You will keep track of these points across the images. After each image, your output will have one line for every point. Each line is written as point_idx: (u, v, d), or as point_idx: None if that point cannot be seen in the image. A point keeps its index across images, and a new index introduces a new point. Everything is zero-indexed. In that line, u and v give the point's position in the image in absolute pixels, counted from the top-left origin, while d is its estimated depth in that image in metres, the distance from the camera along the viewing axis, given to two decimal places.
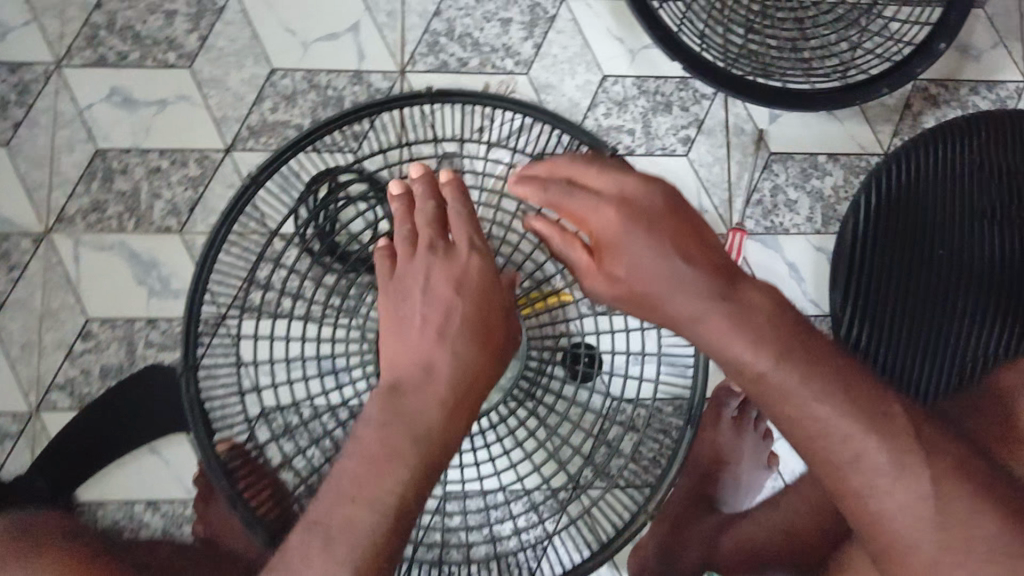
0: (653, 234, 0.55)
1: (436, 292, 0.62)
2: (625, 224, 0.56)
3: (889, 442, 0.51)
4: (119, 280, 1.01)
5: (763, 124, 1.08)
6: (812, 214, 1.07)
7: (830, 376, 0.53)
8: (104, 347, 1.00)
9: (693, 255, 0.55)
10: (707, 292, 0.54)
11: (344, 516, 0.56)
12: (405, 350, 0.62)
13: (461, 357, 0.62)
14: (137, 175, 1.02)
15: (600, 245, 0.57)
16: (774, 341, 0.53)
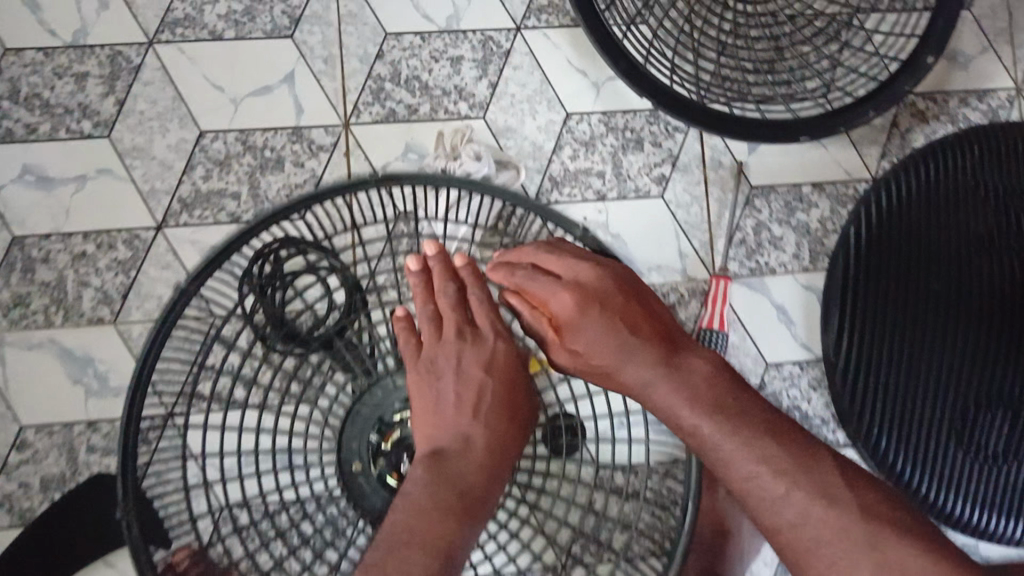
0: (602, 314, 0.68)
1: (469, 375, 0.70)
2: (580, 308, 0.68)
3: (825, 493, 0.60)
4: (51, 382, 0.92)
5: (742, 155, 1.00)
6: (799, 251, 1.00)
7: (766, 437, 0.63)
8: (43, 457, 0.91)
9: (640, 328, 0.69)
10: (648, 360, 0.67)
11: (399, 558, 0.59)
12: (442, 419, 0.69)
13: (495, 430, 0.69)
14: (61, 263, 0.93)
15: (560, 326, 0.70)
16: (708, 399, 0.65)
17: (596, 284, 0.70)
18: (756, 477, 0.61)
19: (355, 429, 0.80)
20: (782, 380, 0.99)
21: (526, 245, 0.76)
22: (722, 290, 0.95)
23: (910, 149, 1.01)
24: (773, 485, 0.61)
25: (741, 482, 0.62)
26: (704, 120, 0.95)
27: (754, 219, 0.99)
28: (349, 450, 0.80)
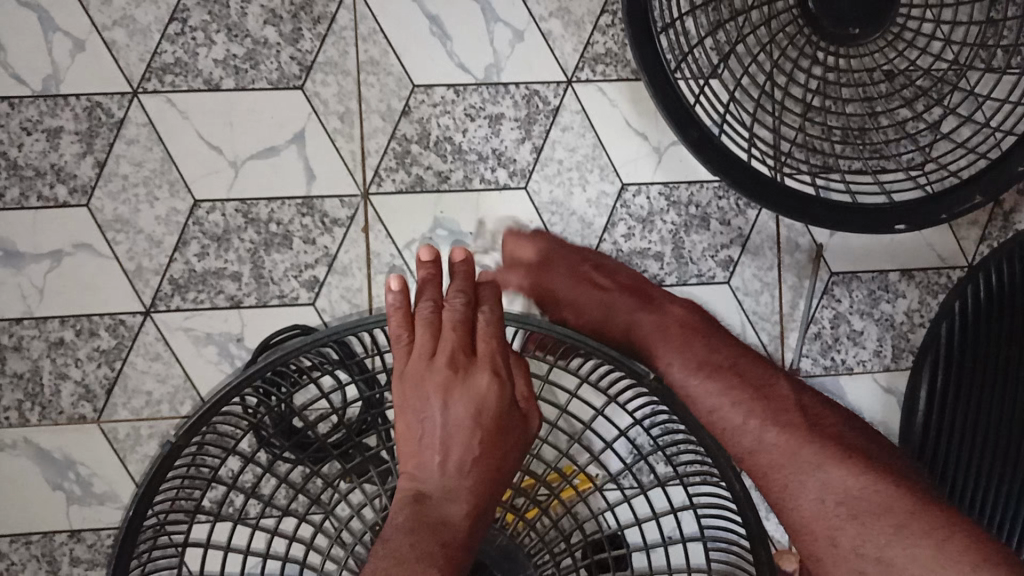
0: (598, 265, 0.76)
1: (457, 410, 0.53)
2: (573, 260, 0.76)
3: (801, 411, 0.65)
4: (27, 487, 0.81)
5: (823, 237, 0.86)
6: (881, 347, 0.87)
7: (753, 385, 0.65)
8: (20, 570, 0.81)
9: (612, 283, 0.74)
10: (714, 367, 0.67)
11: None
12: (424, 456, 0.54)
13: (486, 467, 0.54)
14: (36, 352, 0.80)
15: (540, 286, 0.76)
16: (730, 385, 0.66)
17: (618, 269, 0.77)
18: (812, 473, 0.61)
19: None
20: None
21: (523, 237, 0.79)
22: None
23: (1014, 233, 0.87)
24: (823, 476, 0.61)
25: (789, 484, 0.62)
26: (782, 203, 0.81)
27: (832, 310, 0.86)
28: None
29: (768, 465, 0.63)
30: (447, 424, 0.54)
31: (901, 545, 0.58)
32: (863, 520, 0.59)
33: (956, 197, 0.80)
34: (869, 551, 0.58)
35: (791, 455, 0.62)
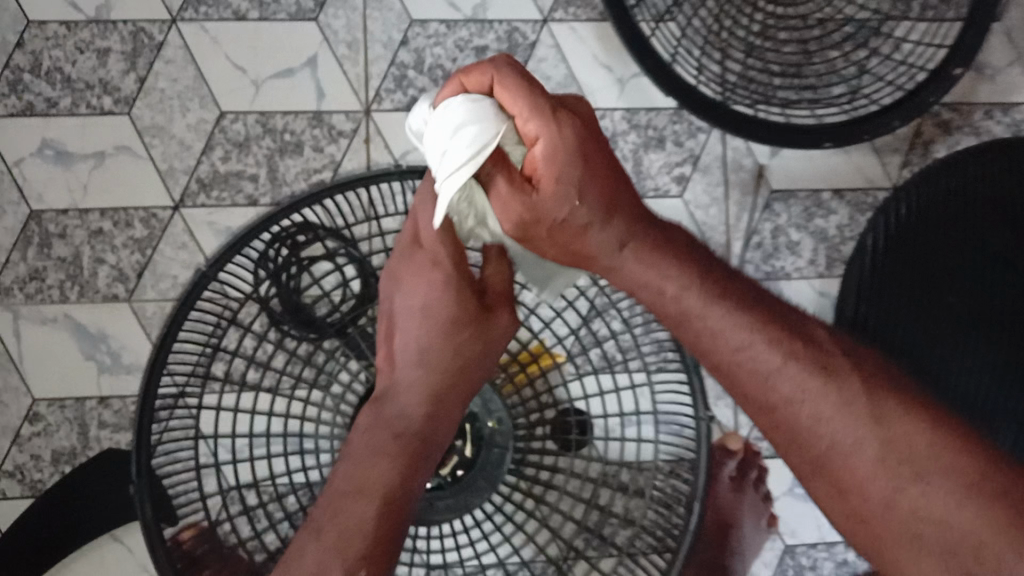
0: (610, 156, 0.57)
1: (418, 306, 0.67)
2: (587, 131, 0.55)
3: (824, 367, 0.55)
4: (64, 357, 0.92)
5: (764, 159, 0.99)
6: (816, 257, 0.99)
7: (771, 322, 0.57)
8: (55, 430, 0.91)
9: (617, 190, 0.57)
10: (669, 273, 0.58)
11: (350, 491, 0.61)
12: (390, 355, 0.67)
13: (454, 352, 0.66)
14: (77, 239, 0.92)
15: (536, 169, 0.54)
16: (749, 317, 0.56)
17: (609, 166, 0.56)
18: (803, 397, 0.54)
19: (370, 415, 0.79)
20: None
21: (508, 83, 0.53)
22: None
23: (931, 160, 1.00)
24: (811, 401, 0.54)
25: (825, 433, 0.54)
26: (727, 120, 0.95)
27: (772, 222, 0.99)
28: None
29: (780, 401, 0.55)
30: (406, 320, 0.67)
31: (925, 488, 0.50)
32: (922, 472, 0.51)
33: (874, 121, 0.93)
34: (905, 502, 0.51)
35: (835, 375, 0.54)
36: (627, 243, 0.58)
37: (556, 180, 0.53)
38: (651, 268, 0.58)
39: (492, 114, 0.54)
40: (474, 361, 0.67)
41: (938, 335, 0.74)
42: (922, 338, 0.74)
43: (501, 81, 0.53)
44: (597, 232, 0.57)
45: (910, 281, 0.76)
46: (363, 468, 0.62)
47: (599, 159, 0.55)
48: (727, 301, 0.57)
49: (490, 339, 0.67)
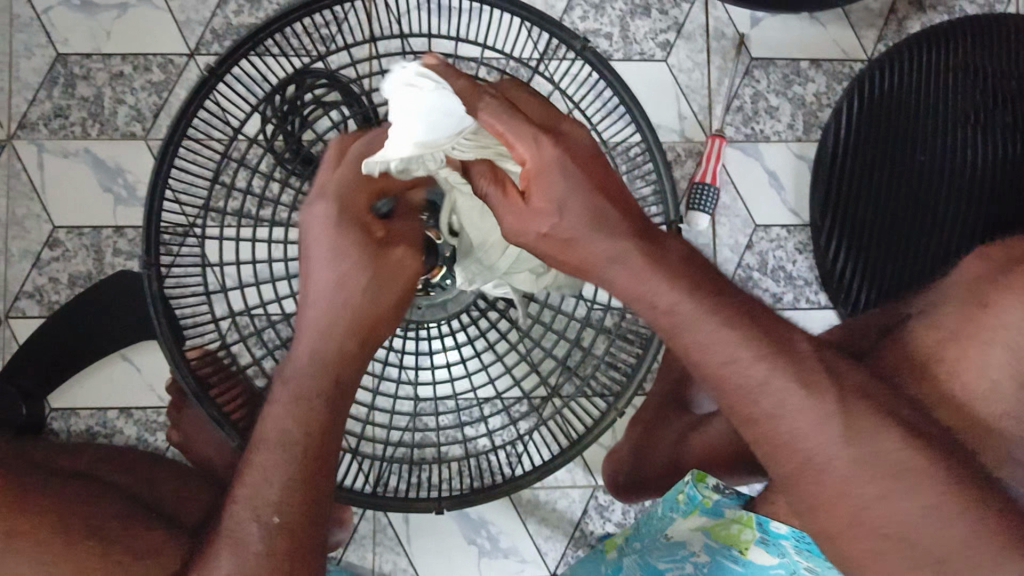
0: (597, 167, 0.46)
1: (334, 247, 0.53)
2: (565, 159, 0.45)
3: (804, 358, 0.44)
4: (84, 189, 0.99)
5: (745, 29, 1.05)
6: (794, 121, 1.05)
7: (715, 292, 0.45)
8: (71, 256, 0.98)
9: (610, 193, 0.46)
10: (624, 240, 0.45)
11: (275, 459, 0.50)
12: (306, 300, 0.54)
13: (371, 290, 0.53)
14: (100, 81, 0.99)
15: (527, 177, 0.46)
16: (686, 273, 0.45)
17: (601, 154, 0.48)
18: (777, 403, 0.43)
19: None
20: (769, 242, 1.04)
21: (486, 98, 0.47)
22: (716, 147, 0.99)
23: (905, 35, 1.05)
24: (791, 418, 0.43)
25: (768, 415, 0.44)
26: None
27: (752, 88, 1.04)
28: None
29: (712, 358, 0.44)
30: (317, 271, 0.53)
31: (908, 491, 0.41)
32: (883, 474, 0.42)
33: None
34: (891, 510, 0.41)
35: (818, 379, 0.43)
36: (619, 260, 0.46)
37: (543, 185, 0.45)
38: (623, 275, 0.46)
39: (450, 100, 0.48)
40: (382, 307, 0.54)
41: (918, 180, 1.01)
42: (884, 231, 1.01)
43: (482, 91, 0.47)
44: (582, 194, 0.46)
45: (864, 198, 1.02)
46: (287, 440, 0.51)
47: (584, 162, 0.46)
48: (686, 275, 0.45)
49: (405, 282, 0.55)
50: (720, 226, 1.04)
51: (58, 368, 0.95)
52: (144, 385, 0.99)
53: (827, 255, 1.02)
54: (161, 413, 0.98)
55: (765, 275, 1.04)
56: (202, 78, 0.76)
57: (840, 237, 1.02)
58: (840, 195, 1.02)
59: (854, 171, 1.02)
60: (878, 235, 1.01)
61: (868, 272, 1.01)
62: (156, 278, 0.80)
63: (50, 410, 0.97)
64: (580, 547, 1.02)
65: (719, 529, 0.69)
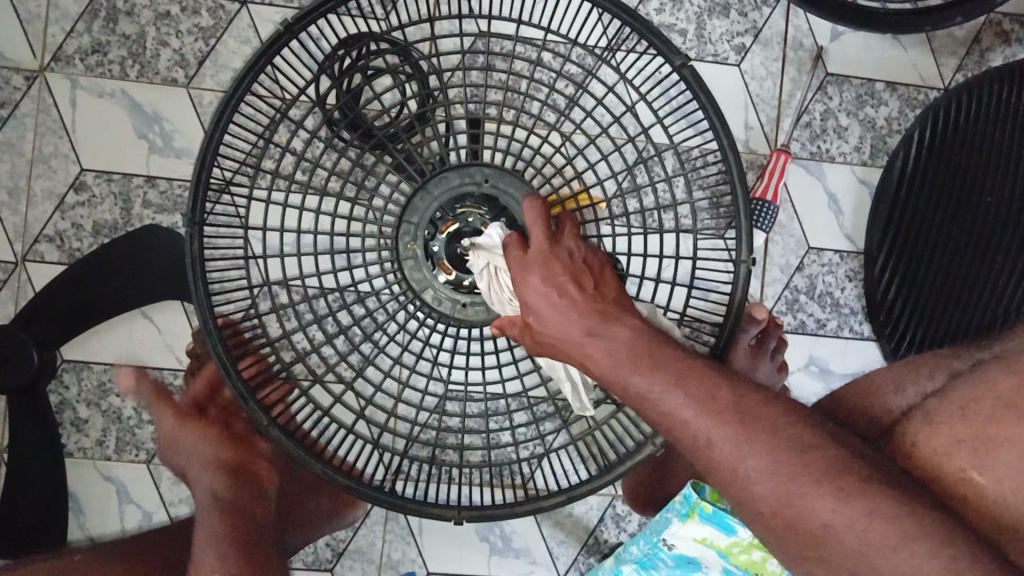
0: (560, 284, 0.62)
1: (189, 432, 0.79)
2: (540, 272, 0.63)
3: (846, 476, 0.49)
4: (117, 132, 0.93)
5: (824, 42, 1.01)
6: (862, 144, 1.01)
7: (718, 413, 0.54)
8: (98, 203, 0.92)
9: (583, 289, 0.62)
10: (584, 322, 0.60)
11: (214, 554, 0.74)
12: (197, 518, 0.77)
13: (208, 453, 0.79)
14: (144, 19, 0.93)
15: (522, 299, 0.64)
16: (641, 363, 0.58)
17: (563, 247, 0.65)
18: (817, 504, 0.49)
19: (414, 211, 0.81)
20: (820, 266, 1.01)
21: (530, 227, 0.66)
22: (780, 164, 0.95)
23: (987, 67, 1.02)
24: (826, 520, 0.48)
25: (804, 523, 0.49)
26: None
27: (823, 105, 1.01)
28: (405, 232, 0.82)
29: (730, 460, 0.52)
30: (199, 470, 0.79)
31: None
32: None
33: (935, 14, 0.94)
34: None
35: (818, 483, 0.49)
36: (585, 338, 0.60)
37: (525, 287, 0.64)
38: (602, 358, 0.60)
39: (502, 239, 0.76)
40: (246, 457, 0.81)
41: (977, 224, 0.97)
42: (939, 271, 0.98)
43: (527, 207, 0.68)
44: (547, 289, 0.62)
45: (922, 235, 0.98)
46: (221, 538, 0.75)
47: (561, 259, 0.64)
48: (645, 365, 0.58)
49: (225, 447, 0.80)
50: (773, 244, 1.00)
51: (74, 319, 0.90)
52: (163, 346, 0.94)
53: (877, 286, 1.00)
54: (179, 376, 0.93)
55: (810, 299, 1.01)
56: (277, 33, 0.72)
57: (894, 268, 0.99)
58: (899, 228, 0.99)
59: (915, 203, 0.99)
60: (933, 275, 0.98)
61: (918, 311, 0.98)
62: (197, 245, 0.74)
63: (62, 360, 0.92)
64: (592, 555, 1.00)
65: (738, 555, 0.71)
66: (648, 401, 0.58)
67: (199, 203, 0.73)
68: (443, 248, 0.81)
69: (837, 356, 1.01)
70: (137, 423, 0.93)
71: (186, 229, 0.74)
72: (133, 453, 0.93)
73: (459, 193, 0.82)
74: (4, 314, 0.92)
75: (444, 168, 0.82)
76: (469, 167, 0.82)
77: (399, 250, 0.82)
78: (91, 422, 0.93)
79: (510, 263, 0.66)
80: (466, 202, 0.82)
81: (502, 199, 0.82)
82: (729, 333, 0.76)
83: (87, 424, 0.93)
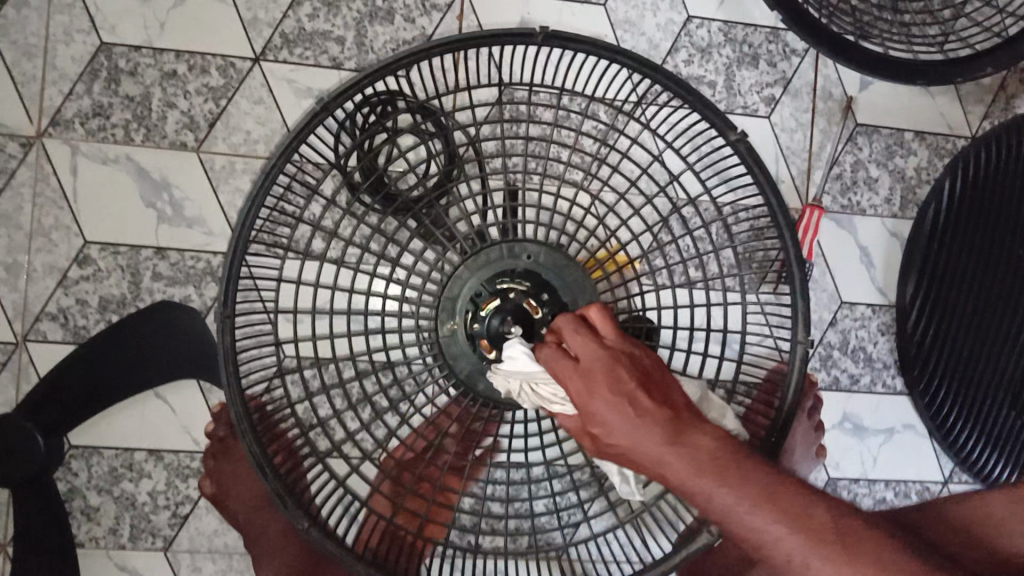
0: (627, 387, 0.57)
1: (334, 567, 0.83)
2: (603, 373, 0.58)
3: None
4: (123, 200, 0.87)
5: (853, 91, 0.99)
6: (891, 195, 1.00)
7: (820, 535, 0.50)
8: (105, 278, 0.87)
9: (653, 395, 0.57)
10: (659, 429, 0.54)
11: None
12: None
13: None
14: (149, 79, 0.87)
15: (582, 404, 0.58)
16: (731, 476, 0.52)
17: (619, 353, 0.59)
18: None
19: (455, 286, 0.76)
20: (854, 321, 1.00)
21: (576, 330, 0.62)
22: (814, 220, 0.93)
23: (1013, 115, 1.01)
24: None
25: None
26: (826, 43, 0.95)
27: (854, 156, 0.99)
28: (445, 309, 0.76)
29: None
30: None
31: None
32: None
33: (968, 66, 0.92)
34: None
35: None
36: (663, 446, 0.54)
37: (587, 391, 0.58)
38: (681, 469, 0.53)
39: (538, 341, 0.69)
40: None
41: (1009, 281, 0.93)
42: (969, 329, 0.95)
43: (563, 318, 0.63)
44: (613, 395, 0.56)
45: (953, 291, 0.96)
46: None
47: (625, 362, 0.58)
48: (732, 479, 0.52)
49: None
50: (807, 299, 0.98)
51: (83, 405, 0.84)
52: (178, 428, 0.89)
53: (910, 341, 0.98)
54: (197, 458, 0.88)
55: (844, 355, 0.99)
56: (317, 105, 0.65)
57: (927, 324, 0.97)
58: (931, 282, 0.97)
59: (946, 257, 0.96)
60: (965, 333, 0.95)
61: (951, 369, 0.97)
62: (228, 332, 0.66)
63: (70, 447, 0.86)
64: None
65: None
66: (733, 518, 0.52)
67: (232, 287, 0.66)
68: (486, 327, 0.74)
69: (871, 412, 1.00)
70: (152, 509, 0.88)
71: (215, 316, 0.66)
72: (149, 542, 0.88)
73: (501, 267, 0.76)
74: (5, 399, 0.86)
75: (489, 243, 0.77)
76: (513, 244, 0.77)
77: (438, 329, 0.76)
78: (103, 511, 0.87)
79: (563, 365, 0.60)
80: (506, 277, 0.76)
81: (548, 275, 0.77)
82: (781, 422, 0.72)
83: (99, 513, 0.87)
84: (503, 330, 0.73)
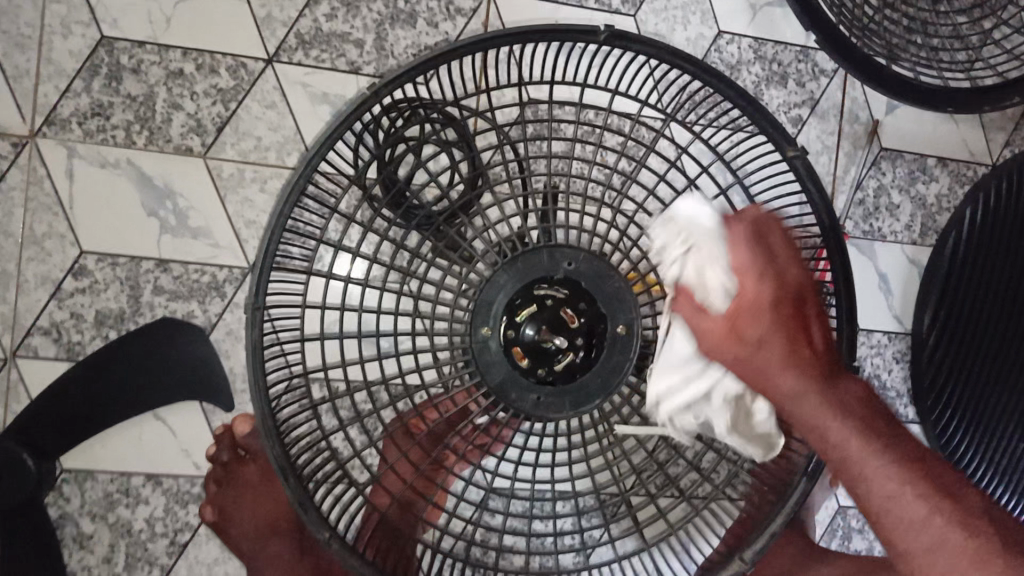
0: (788, 319, 0.48)
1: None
2: (773, 303, 0.48)
3: None
4: (123, 208, 0.81)
5: (879, 115, 0.98)
6: (912, 222, 0.99)
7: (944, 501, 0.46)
8: (102, 290, 0.81)
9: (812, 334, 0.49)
10: (804, 370, 0.48)
11: None
12: None
13: None
14: (153, 78, 0.81)
15: (737, 319, 0.48)
16: (875, 431, 0.48)
17: (788, 277, 0.48)
18: None
19: (492, 291, 0.66)
20: (870, 348, 1.00)
21: (748, 222, 0.49)
22: None
23: None
24: None
25: None
26: (856, 66, 0.93)
27: (877, 181, 0.98)
28: (479, 314, 0.66)
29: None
30: None
31: None
32: None
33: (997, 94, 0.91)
34: None
35: None
36: (804, 391, 0.48)
37: (753, 318, 0.48)
38: (813, 411, 0.49)
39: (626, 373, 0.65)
40: None
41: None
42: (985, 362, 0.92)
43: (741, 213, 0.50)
44: (780, 325, 0.48)
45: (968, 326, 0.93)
46: None
47: (803, 284, 0.48)
48: (879, 435, 0.48)
49: None
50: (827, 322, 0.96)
51: (74, 424, 0.78)
52: (178, 451, 0.84)
53: (923, 371, 0.97)
54: (197, 484, 0.84)
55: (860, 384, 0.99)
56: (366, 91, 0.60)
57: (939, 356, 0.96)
58: (947, 315, 0.95)
59: (961, 291, 0.94)
60: (979, 368, 0.93)
61: (964, 404, 0.94)
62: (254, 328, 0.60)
63: (61, 470, 0.81)
64: None
65: None
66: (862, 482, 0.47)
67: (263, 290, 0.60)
68: (522, 336, 0.65)
69: None
70: (149, 537, 0.83)
71: (242, 310, 0.60)
72: (145, 571, 0.83)
73: (541, 272, 0.67)
74: None
75: (530, 246, 0.67)
76: (555, 247, 0.67)
77: (471, 336, 0.66)
78: (97, 538, 0.82)
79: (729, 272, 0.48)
80: (544, 286, 0.67)
81: (590, 286, 0.68)
82: None
83: (92, 539, 0.82)
84: (540, 340, 0.65)
